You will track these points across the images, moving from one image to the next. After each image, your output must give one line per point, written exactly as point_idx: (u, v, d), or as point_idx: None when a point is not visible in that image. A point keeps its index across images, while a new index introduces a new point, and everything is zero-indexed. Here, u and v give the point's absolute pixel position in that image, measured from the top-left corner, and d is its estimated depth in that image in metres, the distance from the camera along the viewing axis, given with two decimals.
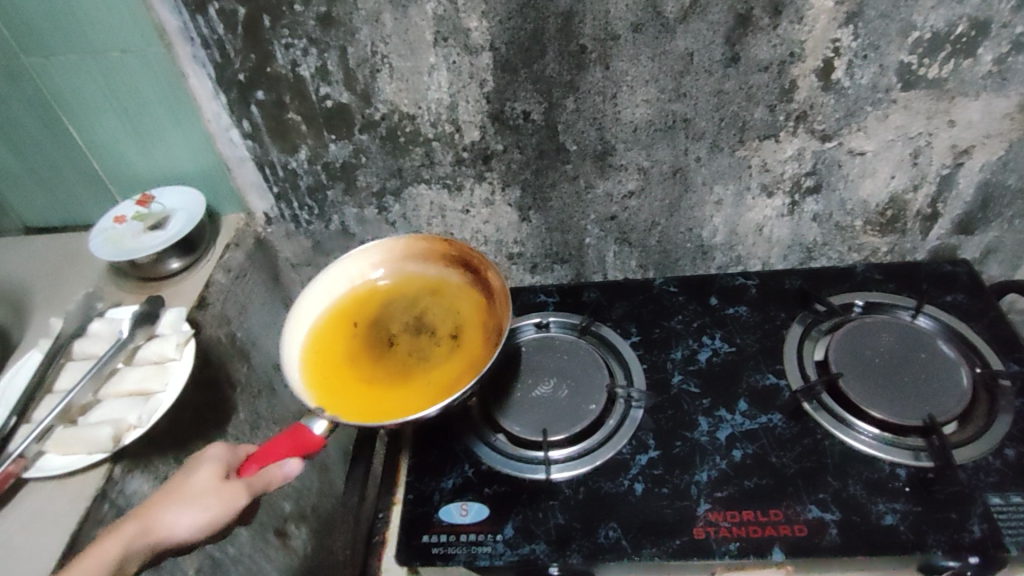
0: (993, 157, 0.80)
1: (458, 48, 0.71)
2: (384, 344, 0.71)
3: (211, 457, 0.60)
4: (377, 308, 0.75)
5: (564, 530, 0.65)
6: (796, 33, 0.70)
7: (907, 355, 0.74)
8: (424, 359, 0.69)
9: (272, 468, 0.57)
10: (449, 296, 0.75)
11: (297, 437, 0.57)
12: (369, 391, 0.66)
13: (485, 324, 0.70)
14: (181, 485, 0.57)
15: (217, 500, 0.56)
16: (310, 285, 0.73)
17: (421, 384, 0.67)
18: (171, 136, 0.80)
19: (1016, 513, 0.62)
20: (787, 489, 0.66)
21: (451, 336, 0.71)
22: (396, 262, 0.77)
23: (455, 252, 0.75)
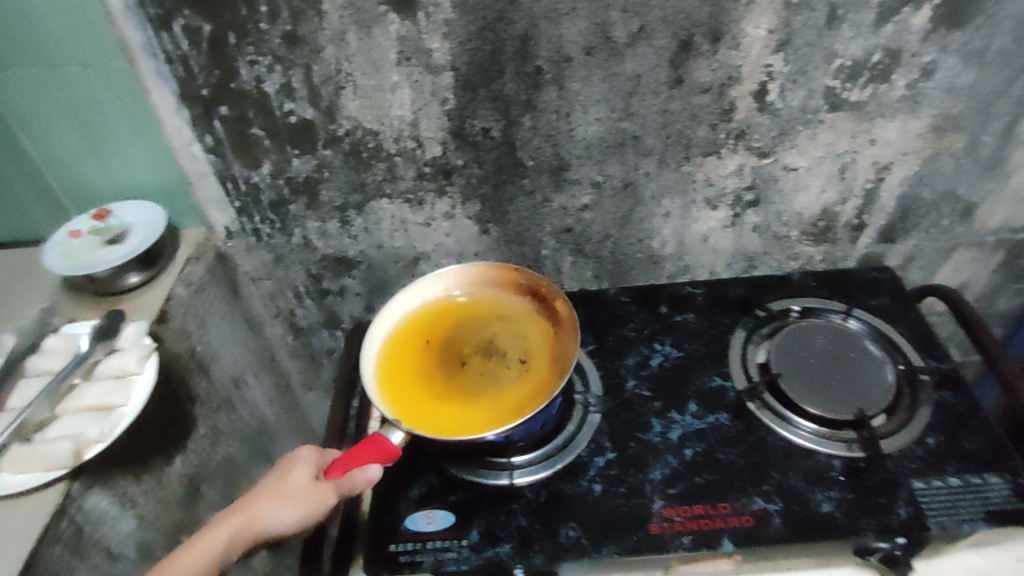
0: (910, 173, 0.86)
1: (419, 67, 0.74)
2: (456, 362, 0.73)
3: (304, 457, 0.65)
4: (447, 326, 0.77)
5: (526, 532, 0.67)
6: (733, 58, 0.75)
7: (839, 355, 0.78)
8: (494, 380, 0.71)
9: (357, 472, 0.62)
10: (516, 320, 0.77)
11: (379, 446, 0.62)
12: (443, 409, 0.68)
13: (554, 350, 0.72)
14: (279, 483, 0.63)
15: (311, 500, 0.61)
16: (386, 304, 0.77)
17: (494, 405, 0.68)
18: (130, 150, 0.81)
19: (936, 494, 0.67)
20: (733, 484, 0.69)
21: (520, 359, 0.73)
22: (466, 285, 0.80)
23: (524, 281, 0.78)
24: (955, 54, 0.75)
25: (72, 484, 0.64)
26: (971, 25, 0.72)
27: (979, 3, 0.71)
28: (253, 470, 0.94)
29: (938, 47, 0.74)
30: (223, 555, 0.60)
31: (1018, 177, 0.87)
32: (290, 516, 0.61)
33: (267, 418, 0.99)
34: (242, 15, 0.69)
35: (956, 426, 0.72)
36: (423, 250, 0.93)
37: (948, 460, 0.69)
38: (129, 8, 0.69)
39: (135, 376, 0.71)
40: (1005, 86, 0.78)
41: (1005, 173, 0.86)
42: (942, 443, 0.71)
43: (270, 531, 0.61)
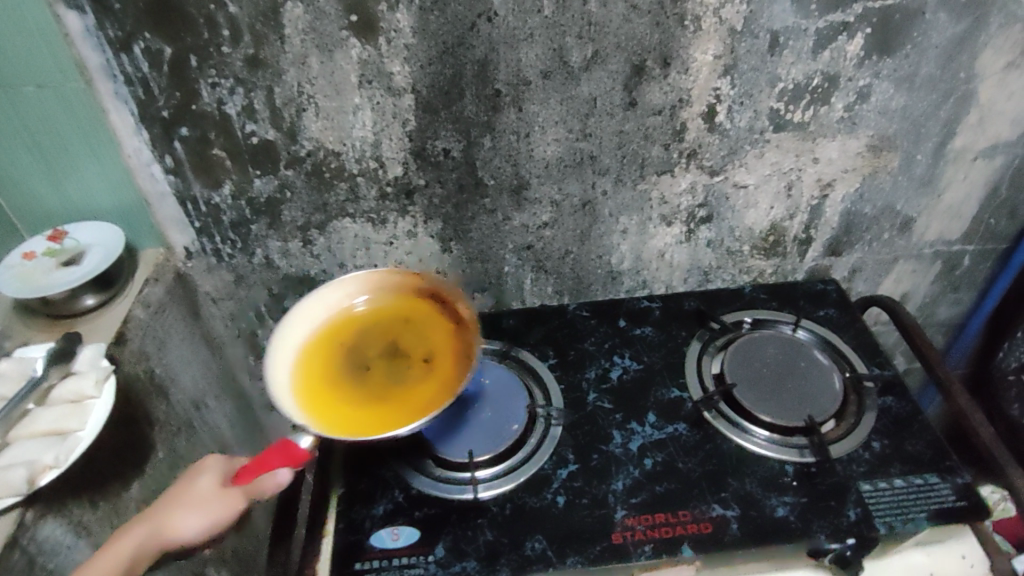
0: (851, 190, 0.90)
1: (380, 90, 0.76)
2: (363, 367, 0.73)
3: (211, 467, 0.65)
4: (353, 332, 0.76)
5: (493, 546, 0.68)
6: (683, 82, 0.78)
7: (789, 364, 0.82)
8: (401, 383, 0.71)
9: (266, 477, 0.60)
10: (420, 323, 0.77)
11: (288, 450, 0.60)
12: (352, 412, 0.68)
13: (457, 350, 0.73)
14: (186, 492, 0.63)
15: (220, 506, 0.61)
16: (288, 311, 0.74)
17: (402, 406, 0.69)
18: (88, 171, 0.81)
19: (883, 495, 0.70)
20: (693, 492, 0.71)
21: (426, 360, 0.73)
22: (369, 289, 0.79)
23: (427, 285, 0.78)
24: (888, 78, 0.80)
25: (25, 513, 0.63)
26: (901, 52, 0.77)
27: (907, 32, 0.76)
28: None
29: (872, 72, 0.79)
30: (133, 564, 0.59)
31: (950, 193, 0.92)
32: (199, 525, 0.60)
33: (229, 440, 0.97)
34: (204, 38, 0.70)
35: (900, 430, 0.76)
36: (386, 268, 0.93)
37: (893, 463, 0.73)
38: (88, 30, 0.69)
39: (92, 400, 0.70)
40: (934, 108, 0.83)
41: (938, 189, 0.92)
42: (887, 447, 0.74)
43: (180, 539, 0.61)
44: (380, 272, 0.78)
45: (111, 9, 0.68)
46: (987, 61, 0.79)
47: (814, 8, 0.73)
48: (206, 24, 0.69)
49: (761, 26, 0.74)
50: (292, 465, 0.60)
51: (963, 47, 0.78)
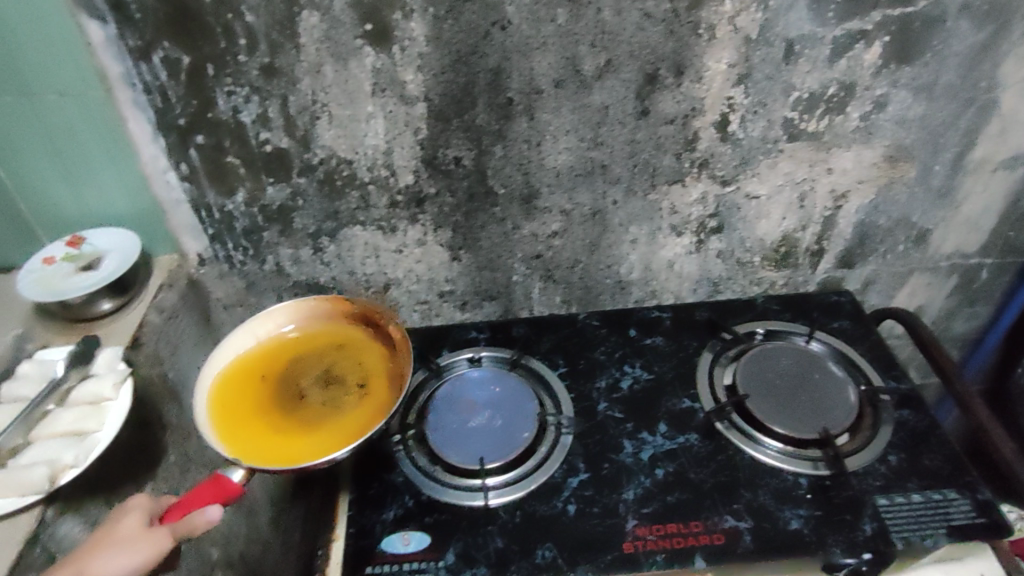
0: (866, 201, 0.89)
1: (394, 98, 0.76)
2: (294, 394, 0.73)
3: (135, 505, 0.59)
4: (284, 361, 0.77)
5: (502, 553, 0.67)
6: (696, 91, 0.78)
7: (803, 376, 0.81)
8: (335, 407, 0.72)
9: (193, 515, 0.56)
10: (352, 349, 0.78)
11: (219, 485, 0.58)
12: (283, 438, 0.68)
13: (391, 371, 0.75)
14: (106, 534, 0.56)
15: (144, 547, 0.55)
16: (218, 345, 0.75)
17: (336, 430, 0.69)
18: (105, 178, 0.82)
19: (900, 509, 0.68)
20: (705, 502, 0.70)
21: (359, 384, 0.74)
22: (298, 318, 0.80)
23: (357, 309, 0.80)
24: (906, 87, 0.79)
25: (40, 514, 0.63)
26: (919, 61, 0.77)
27: (926, 41, 0.75)
28: None
29: (889, 81, 0.78)
30: None
31: (968, 204, 0.91)
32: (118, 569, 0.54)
33: None
34: (221, 47, 0.71)
35: (918, 444, 0.74)
36: (395, 276, 0.94)
37: (910, 476, 0.71)
38: (109, 39, 0.71)
39: (108, 402, 0.71)
40: (953, 118, 0.82)
41: (956, 201, 0.90)
42: (905, 460, 0.73)
43: None
44: (310, 300, 0.80)
45: (132, 18, 0.69)
46: (1007, 71, 0.78)
47: (831, 16, 0.73)
48: (223, 33, 0.71)
49: (776, 35, 0.74)
50: (222, 500, 0.58)
51: (984, 56, 0.76)
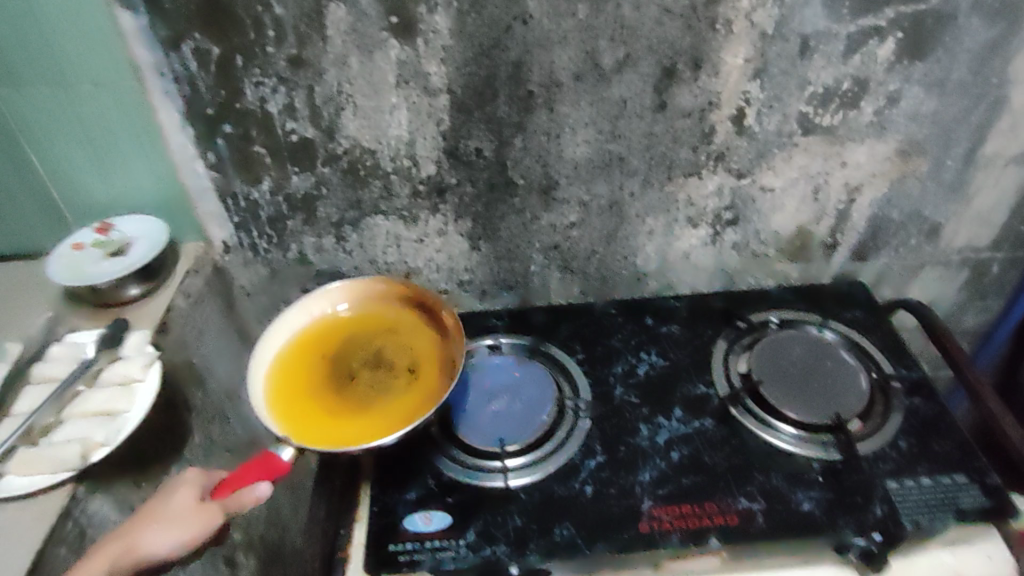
0: (879, 194, 0.91)
1: (417, 90, 0.78)
2: (346, 375, 0.76)
3: (188, 480, 0.65)
4: (338, 341, 0.79)
5: (522, 531, 0.69)
6: (713, 85, 0.79)
7: (816, 364, 0.82)
8: (384, 391, 0.74)
9: (244, 492, 0.63)
10: (403, 332, 0.80)
11: (268, 463, 0.63)
12: (335, 420, 0.71)
13: (441, 358, 0.76)
14: (162, 507, 0.62)
15: (195, 519, 0.61)
16: (275, 322, 0.78)
17: (384, 415, 0.72)
18: (135, 166, 0.84)
19: (909, 493, 0.70)
20: (718, 484, 0.72)
21: (408, 369, 0.76)
22: (353, 298, 0.82)
23: (411, 293, 0.81)
24: (919, 83, 0.80)
25: (76, 488, 0.65)
26: (932, 56, 0.78)
27: (939, 37, 0.76)
28: None
29: (903, 76, 0.79)
30: None
31: (980, 199, 0.92)
32: (172, 541, 0.60)
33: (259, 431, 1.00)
34: (250, 38, 0.73)
35: (928, 431, 0.76)
36: (416, 265, 0.95)
37: (920, 462, 0.73)
38: (142, 30, 0.72)
39: (138, 382, 0.73)
40: (965, 113, 0.83)
41: (967, 195, 0.91)
42: (914, 446, 0.74)
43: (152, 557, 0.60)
44: (365, 281, 0.81)
45: (164, 10, 0.71)
46: (1020, 67, 0.79)
47: (846, 12, 0.74)
48: (252, 25, 0.72)
49: (792, 30, 0.75)
50: (271, 477, 0.63)
51: (996, 51, 0.78)
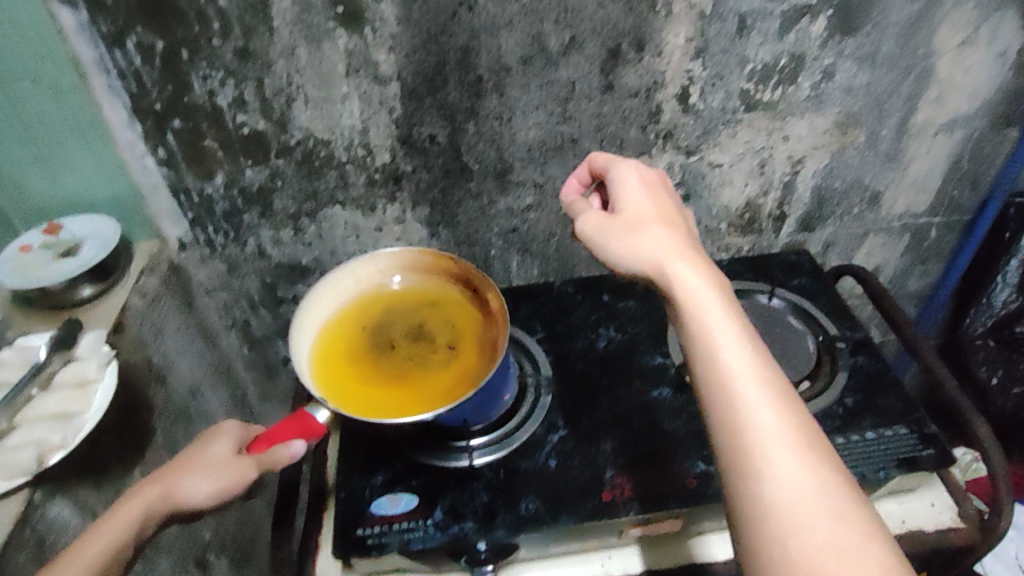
0: (821, 165, 0.94)
1: (367, 78, 0.79)
2: (387, 346, 0.73)
3: (224, 433, 0.65)
4: (382, 312, 0.76)
5: (488, 507, 0.71)
6: (657, 65, 0.82)
7: (766, 331, 0.85)
8: (421, 365, 0.72)
9: (281, 448, 0.63)
10: (447, 307, 0.76)
11: (304, 423, 0.64)
12: (370, 391, 0.69)
13: (482, 340, 0.72)
14: (198, 455, 0.62)
15: (233, 470, 0.61)
16: (320, 282, 0.74)
17: (418, 389, 0.69)
18: (83, 165, 0.82)
19: (856, 446, 0.73)
20: (677, 449, 0.74)
21: (449, 345, 0.73)
22: (398, 267, 0.78)
23: (457, 269, 0.76)
24: (851, 57, 0.84)
25: (34, 493, 0.64)
26: (863, 31, 0.81)
27: (868, 13, 0.80)
28: None
29: (836, 51, 0.83)
30: (140, 528, 0.57)
31: (915, 167, 0.96)
32: (208, 490, 0.60)
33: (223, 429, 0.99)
34: (195, 31, 0.73)
35: (872, 386, 0.79)
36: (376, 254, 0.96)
37: (865, 415, 0.76)
38: (82, 26, 0.72)
39: (95, 384, 0.72)
40: (896, 85, 0.87)
41: (903, 164, 0.96)
42: (859, 401, 0.78)
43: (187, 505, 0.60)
44: (411, 251, 0.76)
45: (104, 4, 0.70)
46: (943, 38, 0.83)
47: None
48: (196, 17, 0.72)
49: (729, 9, 0.78)
50: (305, 438, 0.64)
51: (921, 25, 0.81)
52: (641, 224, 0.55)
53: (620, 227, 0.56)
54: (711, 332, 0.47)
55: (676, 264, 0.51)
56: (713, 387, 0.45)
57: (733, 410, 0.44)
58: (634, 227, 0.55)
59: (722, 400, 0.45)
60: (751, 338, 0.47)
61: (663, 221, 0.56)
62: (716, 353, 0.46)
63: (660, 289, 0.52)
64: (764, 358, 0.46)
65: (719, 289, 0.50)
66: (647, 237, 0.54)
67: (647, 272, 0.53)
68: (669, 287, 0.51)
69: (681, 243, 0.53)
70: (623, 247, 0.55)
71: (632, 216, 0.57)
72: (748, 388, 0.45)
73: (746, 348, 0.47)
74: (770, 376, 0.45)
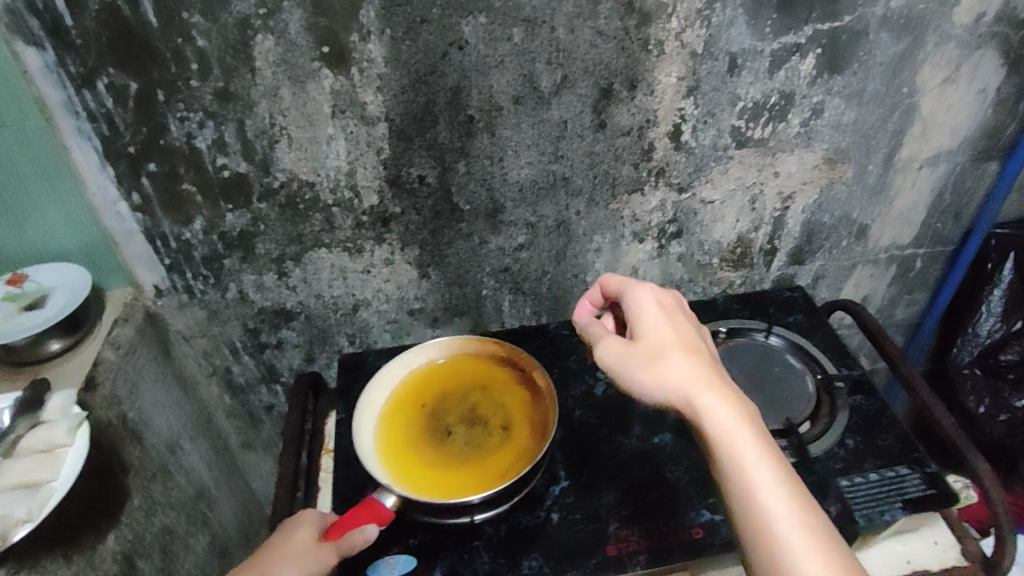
0: (810, 201, 0.95)
1: (354, 119, 0.76)
2: (442, 430, 0.75)
3: (303, 521, 0.63)
4: (435, 395, 0.79)
5: (490, 567, 0.68)
6: (649, 104, 0.81)
7: (764, 372, 0.84)
8: (477, 447, 0.73)
9: (356, 532, 0.62)
10: (497, 389, 0.79)
11: (373, 509, 0.65)
12: (430, 476, 0.70)
13: (535, 418, 0.74)
14: (281, 545, 0.60)
15: (317, 557, 0.59)
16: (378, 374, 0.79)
17: (476, 473, 0.70)
18: (48, 213, 0.77)
19: (860, 490, 0.72)
20: (681, 498, 0.72)
21: (502, 426, 0.74)
22: (449, 356, 0.83)
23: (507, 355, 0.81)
24: (839, 94, 0.84)
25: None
26: (850, 70, 0.82)
27: (855, 52, 0.80)
28: (192, 540, 0.89)
29: (824, 89, 0.83)
30: None
31: (900, 200, 0.97)
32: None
33: (202, 481, 0.94)
34: (172, 72, 0.69)
35: (872, 427, 0.79)
36: (364, 296, 0.93)
37: (868, 457, 0.75)
38: (49, 67, 0.67)
39: (64, 449, 0.66)
40: (882, 122, 0.88)
41: (889, 197, 0.97)
42: (861, 443, 0.77)
43: None
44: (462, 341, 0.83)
45: (73, 45, 0.66)
46: (926, 77, 0.84)
47: (768, 31, 0.77)
48: (173, 58, 0.69)
49: (720, 49, 0.78)
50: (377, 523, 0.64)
51: (905, 64, 0.82)
52: (664, 350, 0.56)
53: (641, 354, 0.57)
54: (750, 472, 0.49)
55: (707, 397, 0.53)
56: (757, 533, 0.47)
57: (783, 560, 0.46)
58: (654, 353, 0.56)
59: (768, 547, 0.47)
60: (784, 473, 0.49)
61: (684, 346, 0.57)
62: (756, 498, 0.48)
63: (690, 422, 0.53)
64: (803, 501, 0.48)
65: (752, 425, 0.52)
66: (672, 365, 0.55)
67: (674, 403, 0.54)
68: (701, 423, 0.52)
69: (705, 371, 0.55)
70: (649, 375, 0.55)
71: (653, 341, 0.57)
72: (791, 534, 0.47)
73: (785, 489, 0.49)
74: (811, 518, 0.47)
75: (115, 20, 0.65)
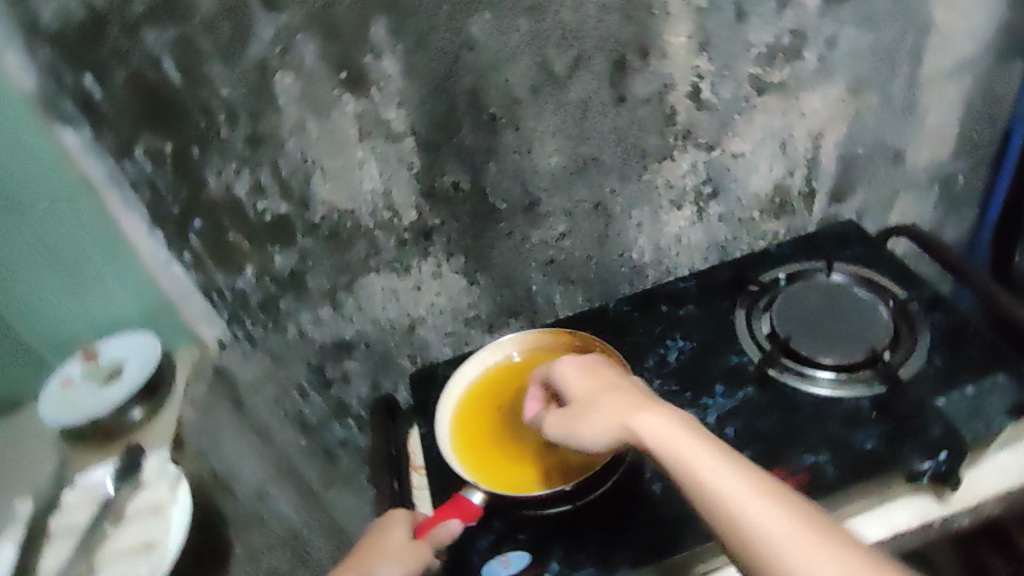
0: (841, 135, 0.94)
1: (381, 139, 0.77)
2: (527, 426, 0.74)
3: (394, 519, 0.64)
4: (514, 393, 0.78)
5: (605, 550, 0.66)
6: (664, 67, 0.81)
7: (835, 306, 0.82)
8: None
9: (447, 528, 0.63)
10: None
11: (463, 507, 0.67)
12: (520, 473, 0.70)
13: None
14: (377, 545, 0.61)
15: (413, 555, 0.60)
16: (455, 376, 0.79)
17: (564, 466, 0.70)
18: (110, 286, 0.80)
19: (956, 406, 0.70)
20: (780, 446, 0.71)
21: None
22: (523, 347, 0.82)
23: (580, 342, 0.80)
24: (852, 21, 0.84)
25: None
26: None
27: None
28: None
29: (835, 19, 0.83)
30: None
31: (931, 116, 0.96)
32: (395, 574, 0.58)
33: None
34: (202, 127, 0.71)
35: (956, 341, 0.77)
36: (419, 314, 0.93)
37: (963, 370, 0.73)
38: (87, 145, 0.70)
39: (166, 506, 0.70)
40: (901, 37, 0.87)
41: (919, 115, 0.95)
42: (950, 360, 0.75)
43: None
44: (534, 333, 0.81)
45: (106, 117, 0.69)
46: None
47: None
48: (200, 113, 0.70)
49: None
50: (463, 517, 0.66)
51: None
52: (589, 399, 0.62)
53: (571, 411, 0.62)
54: (693, 463, 0.53)
55: (636, 418, 0.57)
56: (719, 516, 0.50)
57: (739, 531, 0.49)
58: (582, 405, 0.62)
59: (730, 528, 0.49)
60: (727, 454, 0.53)
61: (605, 387, 0.63)
62: (704, 483, 0.51)
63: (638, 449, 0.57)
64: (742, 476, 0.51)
65: (681, 423, 0.56)
66: (599, 407, 0.60)
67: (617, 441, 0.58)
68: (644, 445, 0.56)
69: (630, 399, 0.60)
70: (582, 427, 0.60)
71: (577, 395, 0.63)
72: (743, 501, 0.50)
73: (725, 466, 0.52)
74: (760, 480, 0.51)
75: (142, 86, 0.67)
